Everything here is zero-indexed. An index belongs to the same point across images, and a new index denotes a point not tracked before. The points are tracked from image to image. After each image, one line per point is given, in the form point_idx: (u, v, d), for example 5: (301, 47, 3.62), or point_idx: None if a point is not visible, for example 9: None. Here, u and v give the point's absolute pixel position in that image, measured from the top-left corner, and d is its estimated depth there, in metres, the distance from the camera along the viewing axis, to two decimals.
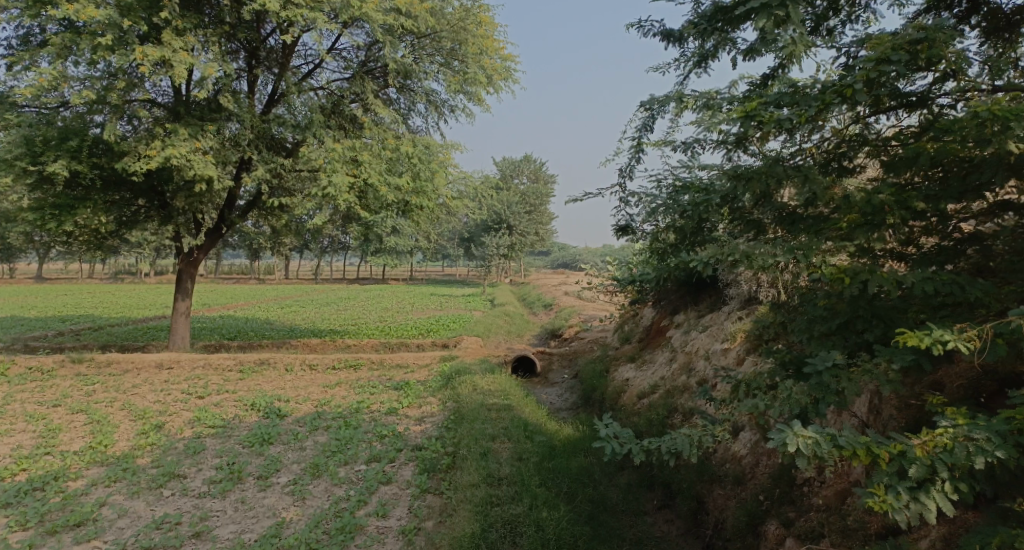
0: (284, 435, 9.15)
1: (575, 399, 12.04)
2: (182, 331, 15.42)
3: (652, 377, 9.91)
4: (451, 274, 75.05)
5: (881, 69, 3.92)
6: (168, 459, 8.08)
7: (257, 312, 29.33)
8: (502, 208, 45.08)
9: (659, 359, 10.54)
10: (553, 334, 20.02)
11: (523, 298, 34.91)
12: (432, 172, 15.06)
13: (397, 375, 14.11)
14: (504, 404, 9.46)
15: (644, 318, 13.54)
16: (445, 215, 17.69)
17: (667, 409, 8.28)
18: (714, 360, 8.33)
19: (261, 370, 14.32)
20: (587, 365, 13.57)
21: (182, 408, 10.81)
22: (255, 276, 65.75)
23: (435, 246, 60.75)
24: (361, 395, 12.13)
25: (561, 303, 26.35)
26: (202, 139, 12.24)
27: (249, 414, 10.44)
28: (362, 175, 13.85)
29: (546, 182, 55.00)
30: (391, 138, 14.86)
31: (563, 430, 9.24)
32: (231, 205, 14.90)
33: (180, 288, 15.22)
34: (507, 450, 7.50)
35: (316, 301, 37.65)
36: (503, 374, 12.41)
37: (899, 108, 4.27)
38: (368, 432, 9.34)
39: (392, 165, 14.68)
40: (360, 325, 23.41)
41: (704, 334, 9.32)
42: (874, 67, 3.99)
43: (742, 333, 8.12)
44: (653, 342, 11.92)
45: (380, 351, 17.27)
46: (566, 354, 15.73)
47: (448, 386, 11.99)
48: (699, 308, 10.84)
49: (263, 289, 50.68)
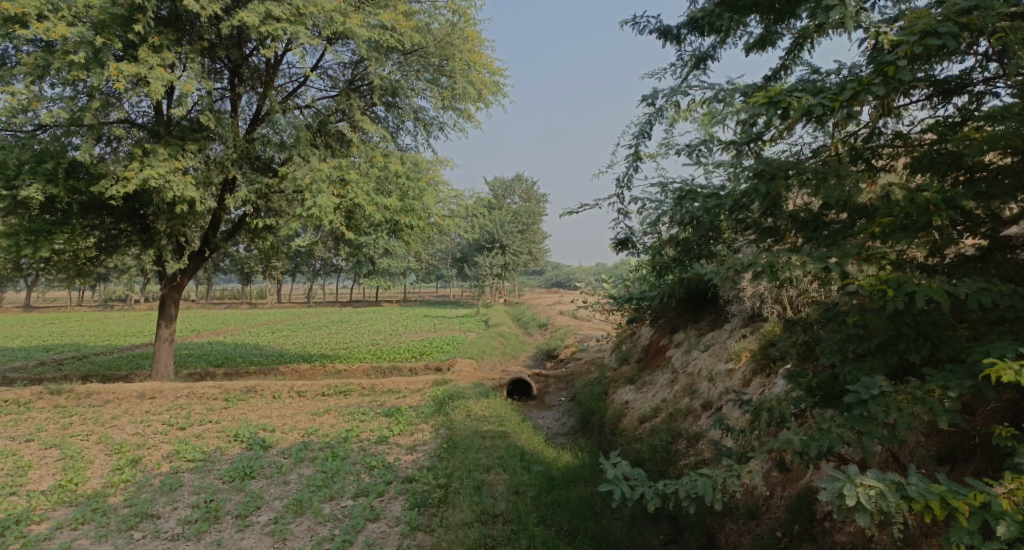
0: (267, 469, 8.67)
1: (573, 423, 11.58)
2: (165, 359, 14.91)
3: (653, 401, 9.49)
4: (445, 296, 74.51)
5: (929, 42, 3.66)
6: (141, 497, 7.60)
7: (247, 337, 28.77)
8: (494, 227, 44.76)
9: (660, 381, 10.13)
10: (549, 355, 19.56)
11: (517, 318, 34.45)
12: (421, 191, 14.69)
13: (388, 400, 13.64)
14: (499, 431, 9.03)
15: (642, 337, 13.14)
16: (436, 235, 17.33)
17: (670, 434, 7.87)
18: (718, 381, 7.92)
19: (248, 398, 13.81)
20: (585, 387, 13.14)
21: (162, 441, 10.30)
22: (247, 301, 65.03)
23: (428, 267, 60.34)
24: (350, 422, 11.66)
25: (557, 322, 25.89)
26: (183, 160, 11.87)
27: (231, 445, 9.94)
28: (349, 196, 13.49)
29: (538, 201, 54.80)
30: (379, 156, 14.52)
31: (562, 457, 8.79)
32: (215, 228, 14.55)
33: (163, 315, 14.75)
34: (503, 482, 7.06)
35: (308, 325, 37.08)
36: (498, 398, 11.97)
37: (934, 95, 4.12)
38: (356, 463, 8.87)
39: (379, 184, 14.30)
40: (352, 348, 22.90)
41: (706, 354, 8.93)
42: (923, 40, 3.74)
43: (747, 352, 7.74)
44: (653, 363, 11.52)
45: (371, 376, 16.77)
46: (563, 376, 15.29)
47: (440, 412, 11.53)
48: (699, 326, 10.46)
49: (254, 314, 50.02)
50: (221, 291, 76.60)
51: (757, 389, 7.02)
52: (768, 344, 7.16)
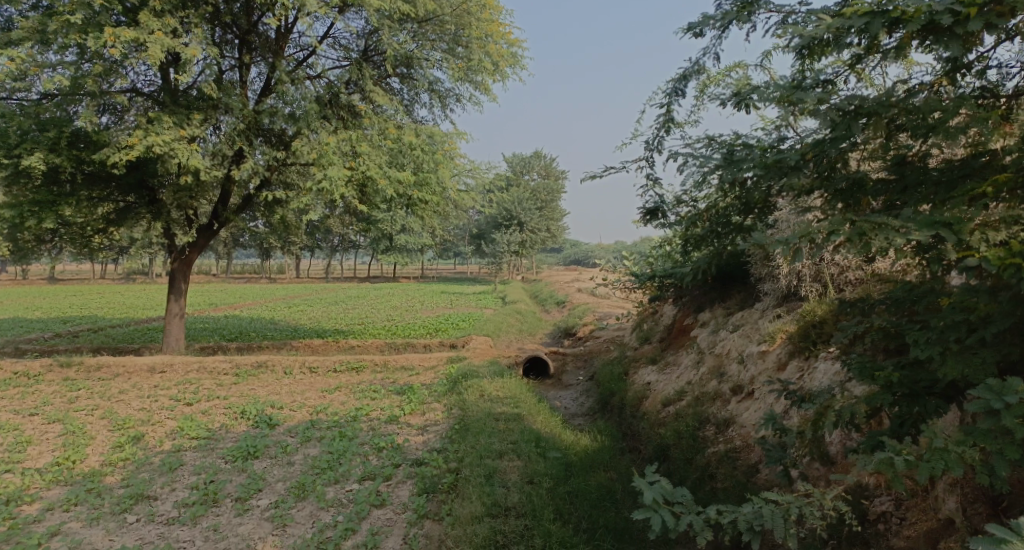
0: (271, 448, 8.32)
1: (592, 404, 11.13)
2: (176, 332, 14.65)
3: (676, 384, 9.00)
4: (463, 272, 74.19)
5: None
6: (139, 477, 7.29)
7: (262, 312, 28.56)
8: (512, 204, 44.09)
9: (684, 362, 9.62)
10: (567, 333, 19.07)
11: (535, 295, 33.96)
12: (437, 163, 14.17)
13: (400, 378, 13.28)
14: (514, 412, 8.59)
15: (664, 317, 12.61)
16: (452, 210, 16.83)
17: (696, 419, 7.38)
18: (749, 364, 7.41)
19: (258, 374, 13.52)
20: (603, 367, 12.66)
21: (167, 418, 9.99)
22: (266, 276, 65.15)
23: (445, 243, 59.90)
24: (361, 400, 11.30)
25: (575, 300, 25.37)
26: (187, 127, 11.53)
27: (237, 423, 9.61)
28: (362, 167, 13.00)
29: (557, 178, 53.99)
30: (392, 127, 13.90)
31: (579, 441, 8.36)
32: (225, 200, 14.20)
33: (172, 288, 14.46)
34: (517, 470, 6.62)
35: (324, 299, 36.89)
36: (514, 377, 11.52)
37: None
38: (364, 443, 8.49)
39: (393, 156, 13.79)
40: (367, 324, 22.59)
41: (735, 335, 8.39)
42: None
43: (781, 335, 7.19)
44: (677, 343, 11.00)
45: (385, 352, 16.43)
46: (581, 354, 14.82)
47: (453, 391, 11.13)
48: (726, 305, 9.91)
49: (272, 288, 50.01)
50: (240, 265, 76.85)
51: (793, 374, 6.49)
52: (806, 326, 6.60)
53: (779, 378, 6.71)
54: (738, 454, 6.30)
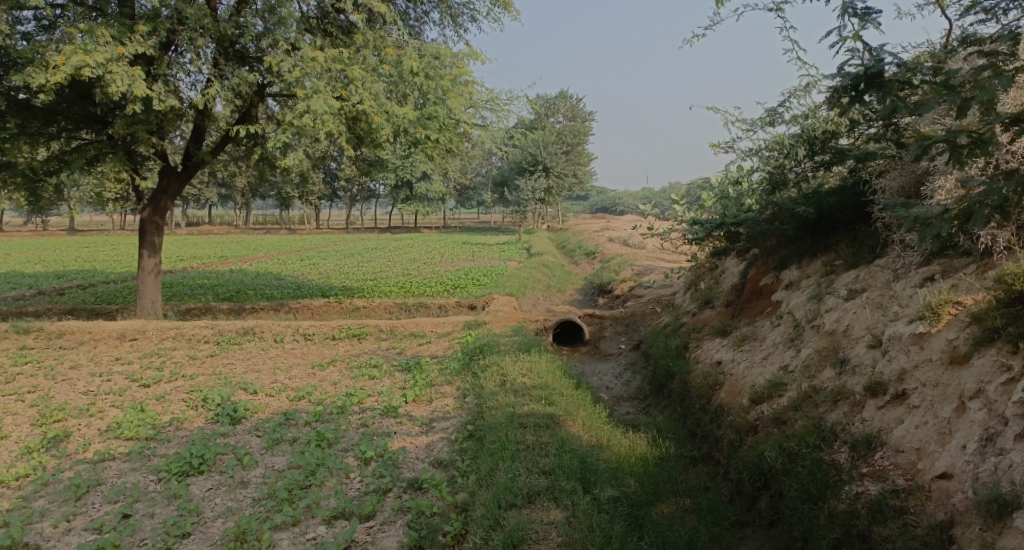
0: (223, 457, 6.30)
1: (641, 387, 8.94)
2: (151, 293, 12.59)
3: (764, 372, 6.67)
4: (488, 220, 71.57)
5: None
6: (28, 508, 5.34)
7: (271, 265, 26.53)
8: (537, 148, 41.20)
9: (771, 340, 7.31)
10: (601, 291, 16.70)
11: (562, 246, 31.51)
12: (444, 91, 11.53)
13: (409, 348, 11.21)
14: (547, 412, 6.43)
15: (729, 277, 10.28)
16: (470, 149, 14.43)
17: (811, 429, 5.11)
18: (891, 353, 5.14)
19: (242, 343, 11.51)
20: (652, 336, 10.44)
21: (111, 406, 7.95)
22: (285, 226, 63.29)
23: (467, 189, 57.29)
24: (357, 379, 9.23)
25: (606, 251, 22.79)
26: (126, 45, 9.31)
27: (193, 416, 7.54)
28: (355, 99, 10.71)
29: (584, 120, 50.85)
30: (392, 46, 11.39)
31: (633, 450, 6.20)
32: (199, 137, 12.03)
33: (144, 242, 12.41)
34: (553, 533, 4.53)
35: (339, 251, 34.75)
36: (546, 351, 9.30)
37: None
38: (347, 448, 6.44)
39: (390, 82, 11.37)
40: (380, 279, 20.47)
41: (858, 307, 6.07)
42: None
43: (950, 311, 4.89)
44: (755, 310, 8.61)
45: (394, 314, 14.32)
46: (621, 318, 12.54)
47: (469, 369, 9.01)
48: (829, 263, 7.47)
49: (286, 239, 47.90)
50: (259, 215, 75.04)
51: (988, 375, 4.25)
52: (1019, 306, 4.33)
53: (959, 379, 4.48)
54: (906, 505, 4.14)
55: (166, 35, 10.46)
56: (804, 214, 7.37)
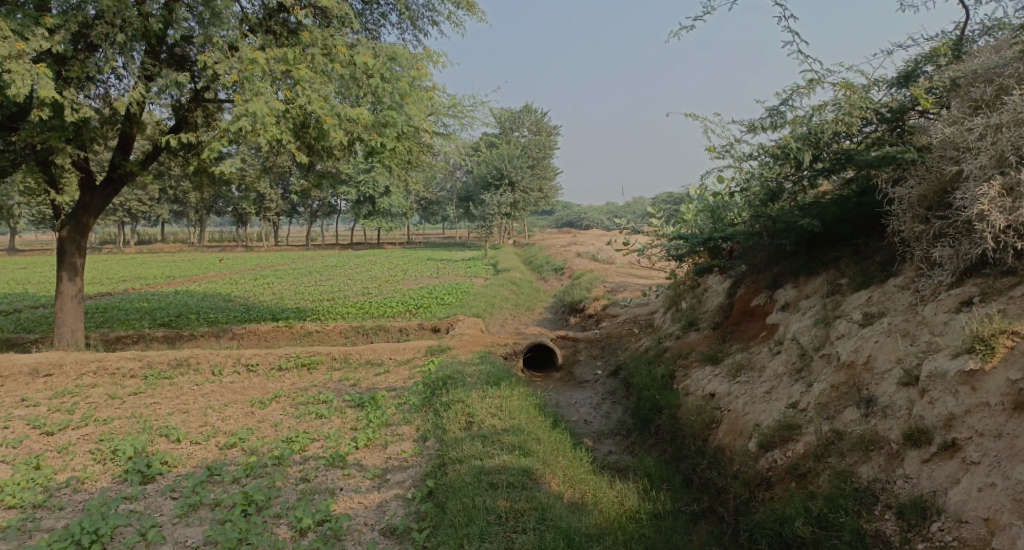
0: (123, 531, 5.18)
1: (623, 422, 8.01)
2: (72, 321, 11.23)
3: (771, 411, 5.76)
4: (452, 236, 70.35)
5: None
6: None
7: (222, 285, 25.05)
8: (501, 162, 40.38)
9: (771, 371, 6.41)
10: (573, 310, 15.79)
11: (529, 262, 30.61)
12: (402, 96, 10.53)
13: (364, 379, 10.10)
14: (520, 464, 5.47)
15: (714, 296, 9.44)
16: (434, 162, 13.41)
17: (843, 490, 4.34)
18: (933, 393, 4.29)
19: (175, 376, 10.25)
20: (632, 362, 9.53)
21: (1, 461, 6.69)
22: (241, 244, 61.12)
23: (430, 204, 56.19)
24: (302, 418, 8.10)
25: (575, 267, 21.91)
26: (28, 41, 8.15)
27: (99, 473, 6.35)
28: (302, 101, 9.65)
29: (549, 134, 50.32)
30: (341, 45, 10.33)
31: (620, 509, 5.29)
32: (127, 148, 10.82)
33: (64, 265, 11.10)
34: None
35: (296, 270, 33.24)
36: (517, 382, 8.31)
37: None
38: (280, 513, 5.36)
39: (340, 84, 10.35)
40: (338, 300, 19.26)
41: (879, 334, 5.18)
42: None
43: (1006, 343, 4.08)
44: (748, 334, 7.76)
45: (350, 339, 13.17)
46: (596, 340, 11.63)
47: (430, 405, 7.95)
48: (835, 284, 6.64)
49: (241, 257, 46.00)
50: (215, 232, 72.71)
51: None
52: None
53: None
54: None
55: (80, 32, 9.32)
56: (809, 228, 6.55)
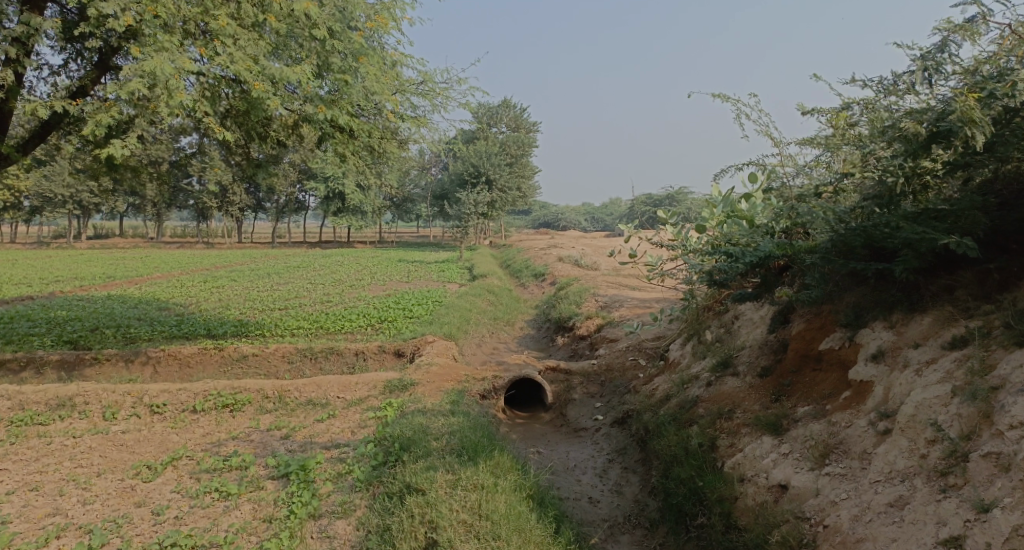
0: None
1: (642, 512, 5.84)
2: None
3: (909, 543, 3.87)
4: (428, 235, 67.42)
5: None
6: None
7: (166, 290, 22.31)
8: (479, 159, 38.16)
9: (880, 464, 4.35)
10: (560, 328, 13.58)
11: (507, 266, 28.36)
12: (355, 57, 8.33)
13: (298, 428, 7.76)
14: None
15: (750, 330, 7.29)
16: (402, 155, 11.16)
17: None
18: None
19: (48, 424, 7.79)
20: (644, 413, 7.38)
21: None
22: (204, 240, 57.84)
23: (403, 202, 53.65)
24: (197, 494, 5.80)
25: (559, 274, 19.69)
26: None
27: None
28: (221, 62, 7.31)
29: (529, 131, 48.27)
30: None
31: None
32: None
33: None
34: None
35: (255, 271, 30.48)
36: (500, 450, 6.07)
37: None
38: None
39: (276, 44, 8.16)
40: (291, 310, 16.81)
41: None
42: None
43: None
44: (820, 392, 5.49)
45: (293, 365, 10.81)
46: (593, 374, 9.42)
47: (379, 485, 5.70)
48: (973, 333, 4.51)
49: (199, 256, 42.86)
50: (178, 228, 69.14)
51: None
52: None
53: None
54: None
55: None
56: (960, 249, 4.55)
